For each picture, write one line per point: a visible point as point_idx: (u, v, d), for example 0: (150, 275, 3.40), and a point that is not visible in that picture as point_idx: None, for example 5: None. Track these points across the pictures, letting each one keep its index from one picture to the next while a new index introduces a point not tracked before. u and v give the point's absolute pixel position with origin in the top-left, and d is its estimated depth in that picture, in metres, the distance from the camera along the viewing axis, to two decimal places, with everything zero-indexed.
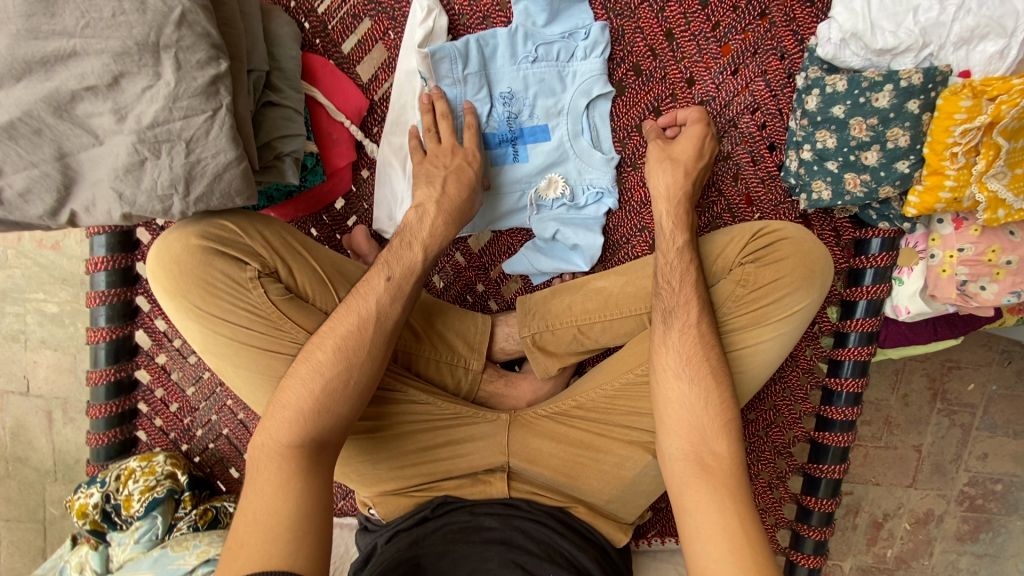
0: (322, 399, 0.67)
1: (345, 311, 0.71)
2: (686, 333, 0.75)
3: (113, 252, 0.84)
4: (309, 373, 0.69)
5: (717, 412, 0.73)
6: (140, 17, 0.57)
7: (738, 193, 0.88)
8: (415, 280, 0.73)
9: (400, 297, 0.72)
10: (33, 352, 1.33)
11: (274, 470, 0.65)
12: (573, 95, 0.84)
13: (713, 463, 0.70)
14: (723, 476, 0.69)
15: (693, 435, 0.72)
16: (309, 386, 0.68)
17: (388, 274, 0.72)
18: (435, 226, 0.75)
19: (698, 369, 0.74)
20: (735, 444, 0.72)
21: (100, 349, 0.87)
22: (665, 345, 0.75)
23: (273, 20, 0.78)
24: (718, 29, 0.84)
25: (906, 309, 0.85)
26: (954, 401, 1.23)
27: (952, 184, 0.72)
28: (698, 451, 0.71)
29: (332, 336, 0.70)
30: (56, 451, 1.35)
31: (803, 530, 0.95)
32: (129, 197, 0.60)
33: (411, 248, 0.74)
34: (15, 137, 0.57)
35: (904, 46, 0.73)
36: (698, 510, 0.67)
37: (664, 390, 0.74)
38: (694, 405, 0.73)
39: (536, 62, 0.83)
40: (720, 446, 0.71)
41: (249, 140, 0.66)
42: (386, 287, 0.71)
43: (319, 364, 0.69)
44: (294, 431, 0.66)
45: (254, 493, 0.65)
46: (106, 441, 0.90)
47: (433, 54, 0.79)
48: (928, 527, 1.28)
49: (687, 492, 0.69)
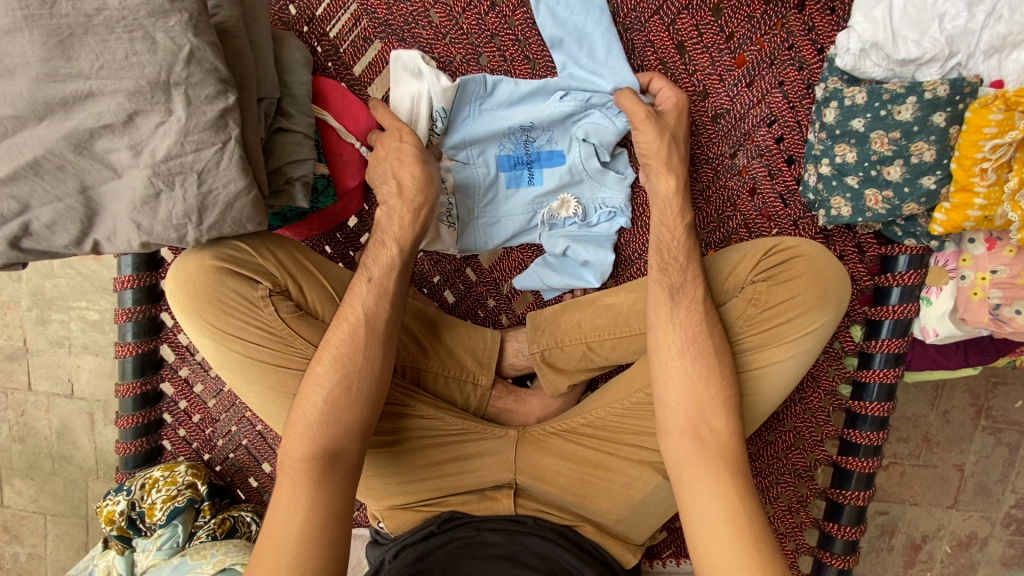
0: (333, 406, 0.69)
1: (344, 325, 0.72)
2: (702, 351, 0.72)
3: (139, 270, 0.87)
4: (313, 390, 0.70)
5: (721, 425, 0.70)
6: (151, 57, 0.59)
7: (755, 209, 0.85)
8: (397, 274, 0.74)
9: (385, 295, 0.73)
10: (76, 357, 1.40)
11: (286, 489, 0.67)
12: (589, 126, 0.83)
13: (711, 438, 0.69)
14: (719, 448, 0.69)
15: (693, 410, 0.70)
16: (314, 411, 0.69)
17: (368, 275, 0.73)
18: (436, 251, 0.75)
19: (678, 403, 0.71)
20: (732, 420, 0.70)
21: (127, 362, 0.90)
22: (662, 370, 0.73)
23: (285, 46, 0.80)
24: (732, 40, 0.81)
25: (935, 331, 0.81)
26: (1000, 418, 1.17)
27: (982, 202, 0.69)
28: (694, 426, 0.70)
29: (329, 349, 0.72)
30: (97, 450, 1.42)
31: (825, 557, 0.91)
32: (147, 227, 0.63)
33: (390, 249, 0.74)
34: (41, 173, 0.60)
35: (929, 56, 0.69)
36: (695, 483, 0.67)
37: (667, 397, 0.72)
38: (696, 380, 0.71)
39: (563, 100, 0.82)
40: (717, 421, 0.70)
41: (259, 168, 0.68)
42: (380, 303, 0.73)
43: (319, 377, 0.71)
44: (304, 446, 0.68)
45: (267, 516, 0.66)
46: (134, 450, 0.94)
47: (466, 82, 0.82)
48: (970, 550, 1.22)
49: (685, 465, 0.69)
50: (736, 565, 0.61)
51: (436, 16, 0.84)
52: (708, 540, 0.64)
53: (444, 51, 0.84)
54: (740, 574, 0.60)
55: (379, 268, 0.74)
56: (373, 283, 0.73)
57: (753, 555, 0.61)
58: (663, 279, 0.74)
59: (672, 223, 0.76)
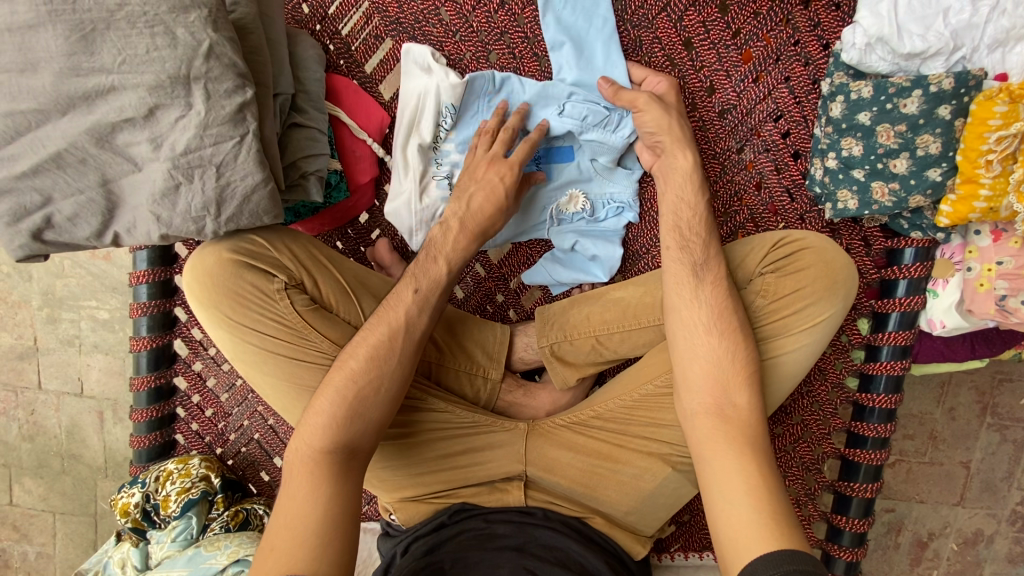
0: (353, 398, 0.70)
1: (384, 326, 0.73)
2: (719, 351, 0.72)
3: (154, 265, 0.88)
4: (343, 381, 0.71)
5: (743, 400, 0.70)
6: (171, 52, 0.60)
7: (762, 204, 0.86)
8: (442, 292, 0.75)
9: (427, 307, 0.74)
10: (86, 356, 1.41)
11: (307, 475, 0.67)
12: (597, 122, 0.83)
13: (733, 413, 0.70)
14: (741, 423, 0.69)
15: (716, 388, 0.71)
16: (335, 403, 0.70)
17: (416, 287, 0.74)
18: (465, 246, 0.76)
19: (702, 380, 0.72)
20: (754, 395, 0.71)
21: (142, 357, 0.91)
22: (687, 357, 0.73)
23: (298, 44, 0.81)
24: (739, 36, 0.82)
25: (941, 323, 0.82)
26: (1005, 416, 1.17)
27: (988, 193, 0.70)
28: (718, 403, 0.70)
29: (365, 345, 0.72)
30: (106, 449, 1.43)
31: (833, 550, 0.92)
32: (166, 219, 0.64)
33: (436, 262, 0.75)
34: (63, 166, 0.62)
35: (933, 50, 0.70)
36: (717, 457, 0.67)
37: (689, 376, 0.73)
38: (721, 358, 0.72)
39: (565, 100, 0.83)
40: (739, 396, 0.71)
41: (274, 162, 0.69)
42: (414, 298, 0.74)
43: (349, 368, 0.72)
44: (326, 436, 0.68)
45: (286, 501, 0.66)
46: (148, 444, 0.95)
47: (473, 78, 0.82)
48: (976, 548, 1.22)
49: (707, 440, 0.69)
50: (753, 539, 0.60)
51: (446, 14, 0.85)
52: (726, 514, 0.63)
53: (454, 49, 0.86)
54: (757, 545, 0.59)
55: None
56: (421, 295, 0.74)
57: (770, 523, 0.61)
58: (682, 256, 0.75)
59: (692, 199, 0.77)
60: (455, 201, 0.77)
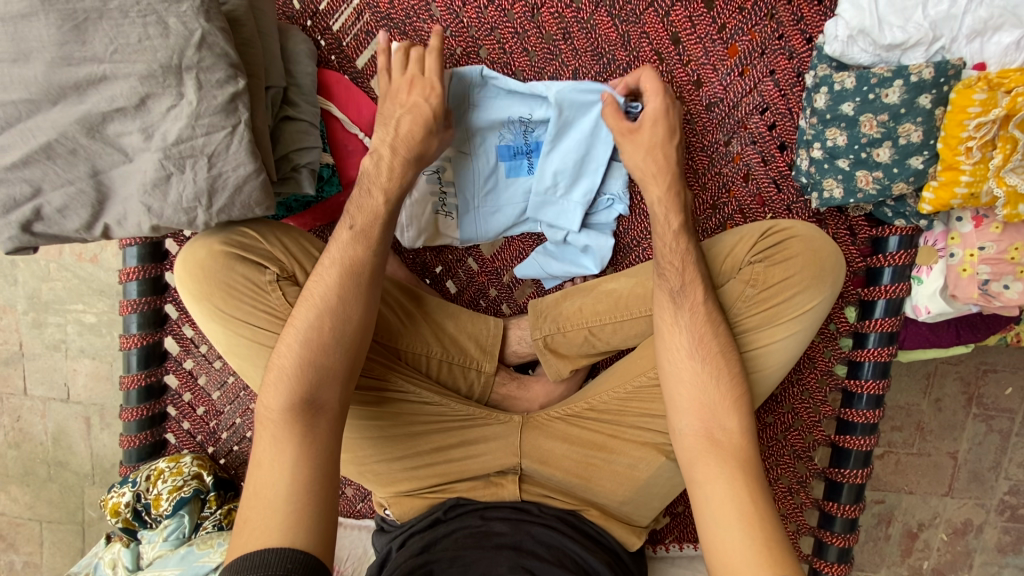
0: (306, 353, 0.69)
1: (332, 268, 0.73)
2: (704, 353, 0.74)
3: (144, 262, 0.88)
4: (293, 329, 0.71)
5: (722, 386, 0.73)
6: (163, 41, 0.60)
7: (750, 194, 0.88)
8: (382, 223, 0.75)
9: (367, 240, 0.74)
10: (72, 361, 1.39)
11: (270, 435, 0.67)
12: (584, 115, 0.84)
13: (723, 438, 0.70)
14: (732, 449, 0.70)
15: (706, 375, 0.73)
16: (297, 360, 0.69)
17: (351, 224, 0.74)
18: (400, 172, 0.75)
19: (693, 373, 0.73)
20: (744, 418, 0.72)
21: (132, 355, 0.91)
22: (666, 353, 0.75)
23: (289, 38, 0.81)
24: (725, 31, 0.83)
25: (926, 309, 0.85)
26: (990, 406, 1.19)
27: (969, 178, 0.71)
28: (708, 428, 0.71)
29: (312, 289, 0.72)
30: (93, 455, 1.41)
31: (826, 537, 0.93)
32: (157, 210, 0.64)
33: (371, 194, 0.75)
34: (53, 157, 0.62)
35: (913, 41, 0.72)
36: (707, 482, 0.68)
37: (676, 371, 0.74)
38: (706, 383, 0.73)
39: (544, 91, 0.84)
40: (730, 422, 0.71)
41: (267, 154, 0.69)
42: None
43: (296, 319, 0.71)
44: (285, 392, 0.68)
45: (258, 470, 0.66)
46: (138, 443, 0.94)
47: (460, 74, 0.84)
48: (966, 538, 1.24)
49: (698, 465, 0.70)
50: (748, 562, 0.62)
51: (436, 9, 0.85)
52: (717, 538, 0.65)
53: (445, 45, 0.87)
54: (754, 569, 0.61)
55: (383, 244, 0.74)
56: (355, 231, 0.74)
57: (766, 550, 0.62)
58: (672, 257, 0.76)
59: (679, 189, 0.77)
60: (382, 128, 0.76)
